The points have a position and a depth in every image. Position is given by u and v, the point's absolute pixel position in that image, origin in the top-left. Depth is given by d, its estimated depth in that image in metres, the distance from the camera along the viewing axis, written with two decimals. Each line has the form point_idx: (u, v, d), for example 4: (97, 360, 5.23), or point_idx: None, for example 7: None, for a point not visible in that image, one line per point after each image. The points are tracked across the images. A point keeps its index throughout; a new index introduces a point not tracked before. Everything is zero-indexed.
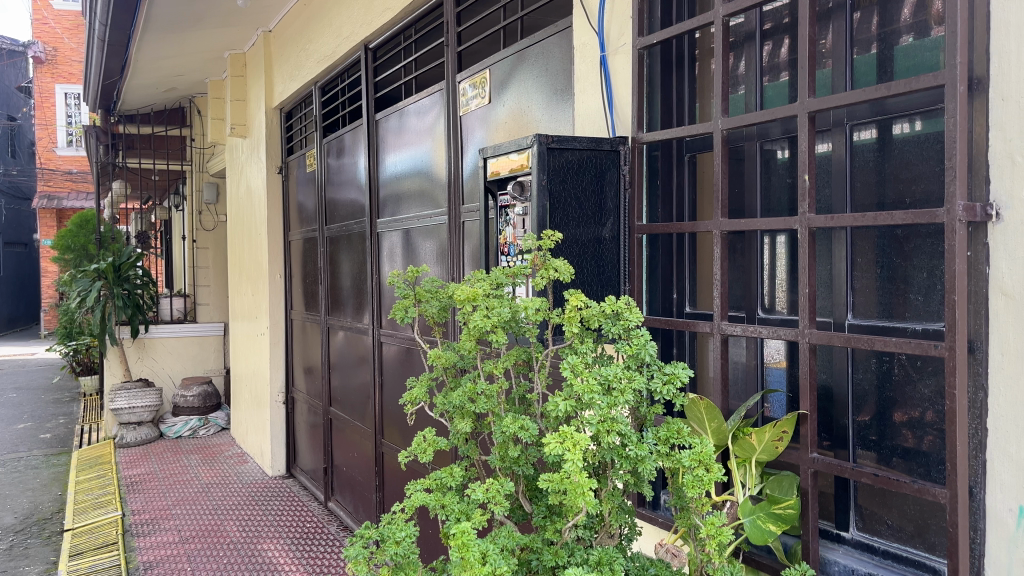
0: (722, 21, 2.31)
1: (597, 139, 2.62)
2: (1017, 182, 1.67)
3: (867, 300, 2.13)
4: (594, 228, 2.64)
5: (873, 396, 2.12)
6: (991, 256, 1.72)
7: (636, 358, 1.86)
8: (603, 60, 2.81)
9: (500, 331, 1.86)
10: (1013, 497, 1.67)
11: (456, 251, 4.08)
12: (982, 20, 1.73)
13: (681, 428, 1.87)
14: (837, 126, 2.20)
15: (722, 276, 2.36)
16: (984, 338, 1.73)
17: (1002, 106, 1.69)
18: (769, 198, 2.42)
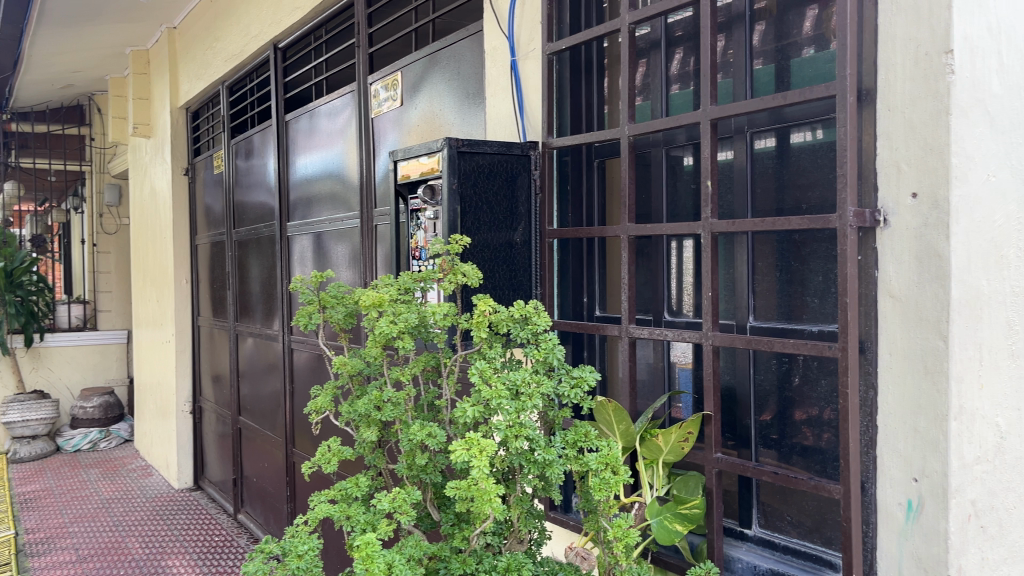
0: (628, 29, 2.34)
1: (507, 144, 2.62)
2: (902, 189, 1.74)
3: (768, 303, 2.19)
4: (505, 232, 2.64)
5: (774, 396, 2.18)
6: (879, 259, 1.79)
7: (545, 362, 1.86)
8: (514, 65, 2.82)
9: (407, 337, 1.83)
10: (901, 491, 1.75)
11: (369, 255, 4.02)
12: (871, 34, 1.80)
13: (589, 431, 1.89)
14: (738, 133, 2.26)
15: (630, 280, 2.39)
16: (874, 339, 1.80)
17: (889, 117, 1.77)
18: (675, 204, 2.47)
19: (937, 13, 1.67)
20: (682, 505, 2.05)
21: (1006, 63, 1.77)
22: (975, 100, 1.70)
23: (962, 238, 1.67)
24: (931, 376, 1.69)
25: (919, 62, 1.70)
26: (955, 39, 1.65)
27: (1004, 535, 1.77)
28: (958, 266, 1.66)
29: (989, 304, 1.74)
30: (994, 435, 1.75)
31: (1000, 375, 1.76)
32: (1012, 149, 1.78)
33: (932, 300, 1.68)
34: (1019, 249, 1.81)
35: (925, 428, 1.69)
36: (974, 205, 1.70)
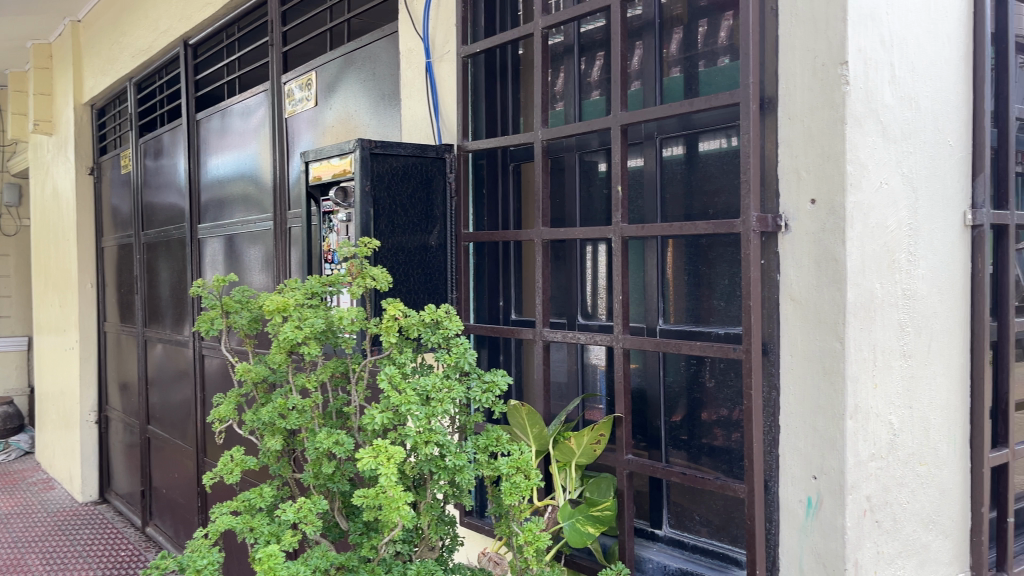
0: (541, 34, 2.34)
1: (422, 146, 2.59)
2: (802, 195, 1.80)
3: (677, 307, 2.23)
4: (420, 235, 2.60)
5: (684, 397, 2.22)
6: (781, 263, 1.84)
7: (456, 367, 1.84)
8: (429, 67, 2.80)
9: (314, 343, 1.79)
10: (801, 489, 1.80)
11: (284, 258, 3.93)
12: (772, 44, 1.85)
13: (500, 436, 1.88)
14: (649, 138, 2.29)
15: (544, 283, 2.39)
16: (777, 340, 1.86)
17: (789, 125, 1.82)
18: (588, 208, 2.49)
19: (833, 25, 1.73)
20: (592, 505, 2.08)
21: (899, 75, 1.84)
22: (869, 110, 1.76)
23: (857, 244, 1.74)
24: (829, 376, 1.75)
25: (817, 73, 1.76)
26: (850, 52, 1.71)
27: (898, 529, 1.84)
28: (853, 270, 1.73)
29: (883, 307, 1.81)
30: (887, 432, 1.82)
31: (893, 374, 1.83)
32: (905, 157, 1.86)
33: (830, 303, 1.74)
34: (911, 254, 1.88)
35: (824, 427, 1.75)
36: (868, 211, 1.76)
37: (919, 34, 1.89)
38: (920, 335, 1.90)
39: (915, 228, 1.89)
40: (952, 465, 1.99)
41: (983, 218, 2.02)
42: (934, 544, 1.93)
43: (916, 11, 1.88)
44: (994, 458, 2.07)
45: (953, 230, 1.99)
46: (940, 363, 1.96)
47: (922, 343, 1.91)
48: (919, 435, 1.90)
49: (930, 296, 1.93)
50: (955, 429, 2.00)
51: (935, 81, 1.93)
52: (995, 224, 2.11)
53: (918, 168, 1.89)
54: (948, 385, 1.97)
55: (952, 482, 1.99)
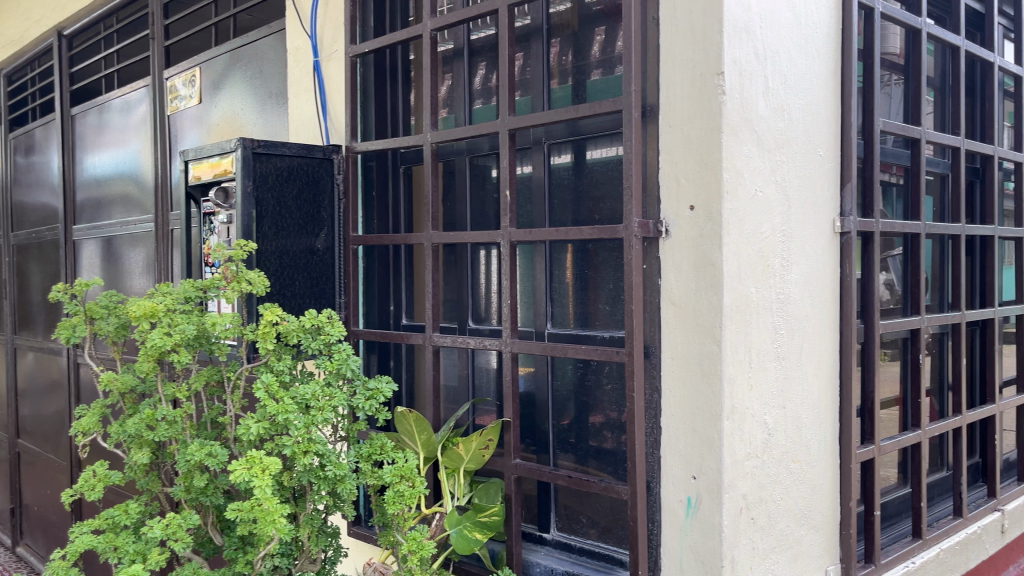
0: (430, 35, 2.32)
1: (308, 147, 2.51)
2: (681, 202, 1.84)
3: (565, 311, 2.25)
4: (306, 238, 2.51)
5: (571, 401, 2.24)
6: (662, 268, 1.89)
7: (338, 374, 1.79)
8: (316, 65, 2.73)
9: (184, 350, 1.71)
10: (681, 489, 1.84)
11: (166, 261, 3.76)
12: (653, 53, 1.89)
13: (384, 443, 1.85)
14: (537, 144, 2.28)
15: (434, 288, 2.35)
16: (658, 343, 1.90)
17: (670, 132, 1.86)
18: (478, 212, 2.48)
19: (710, 36, 1.78)
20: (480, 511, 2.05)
21: (772, 87, 1.91)
22: (744, 120, 1.82)
23: (732, 249, 1.80)
24: (707, 378, 1.80)
25: (696, 82, 1.81)
26: (725, 63, 1.77)
27: (773, 525, 1.91)
28: (729, 275, 1.78)
29: (757, 310, 1.87)
30: (761, 432, 1.88)
31: (767, 375, 1.90)
32: (778, 166, 1.93)
33: (708, 307, 1.79)
34: (784, 259, 1.96)
35: (703, 428, 1.80)
36: (743, 218, 1.82)
37: (791, 48, 1.96)
38: (793, 337, 1.98)
39: (788, 234, 1.97)
40: (823, 462, 2.08)
41: (850, 225, 2.13)
42: (806, 539, 2.01)
43: (788, 25, 1.95)
44: (861, 454, 2.17)
45: (823, 237, 2.08)
46: (812, 364, 2.04)
47: (795, 345, 1.99)
48: (792, 434, 1.97)
49: (802, 300, 2.01)
50: (826, 428, 2.08)
51: (807, 93, 2.01)
52: (862, 231, 2.23)
53: (790, 177, 1.97)
54: (818, 385, 2.06)
55: (823, 478, 2.07)
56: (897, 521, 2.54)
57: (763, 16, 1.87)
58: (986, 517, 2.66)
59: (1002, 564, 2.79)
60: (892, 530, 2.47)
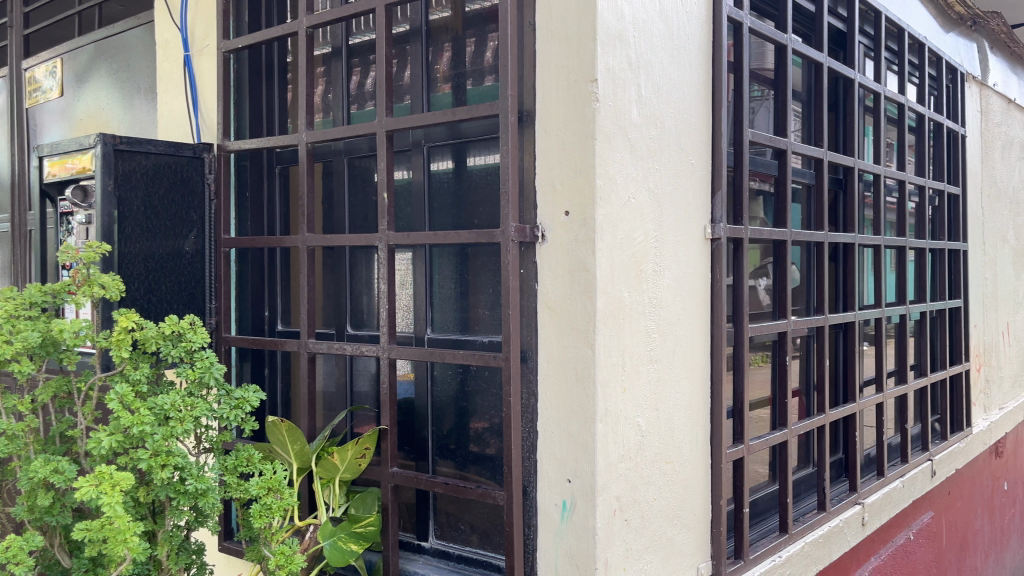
0: (306, 33, 2.25)
1: (175, 144, 2.39)
2: (557, 207, 1.86)
3: (443, 316, 2.22)
4: (174, 241, 2.39)
5: (450, 407, 2.22)
6: (538, 273, 1.89)
7: (200, 383, 1.71)
8: (187, 60, 2.62)
9: (27, 359, 1.59)
10: (556, 493, 1.85)
11: (23, 264, 3.51)
12: (530, 59, 1.90)
13: (251, 454, 1.78)
14: (416, 147, 2.26)
15: (309, 293, 2.28)
16: (534, 348, 1.90)
17: (545, 138, 1.87)
18: (356, 214, 2.43)
19: (584, 44, 1.80)
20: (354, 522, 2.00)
21: (645, 96, 1.95)
22: (617, 128, 1.85)
23: (605, 254, 1.82)
24: (581, 382, 1.81)
25: (570, 88, 1.82)
26: (598, 70, 1.79)
27: (646, 526, 1.94)
28: (602, 279, 1.81)
29: (630, 315, 1.91)
30: (634, 434, 1.92)
31: (640, 377, 1.94)
32: (650, 173, 1.97)
33: (583, 311, 1.81)
34: (657, 264, 2.00)
35: (578, 432, 1.82)
36: (616, 224, 1.85)
37: (663, 58, 2.01)
38: (665, 340, 2.03)
39: (661, 239, 2.01)
40: (695, 462, 2.13)
41: (721, 232, 2.21)
42: (679, 538, 2.06)
43: (660, 36, 1.99)
44: (731, 453, 2.25)
45: (695, 243, 2.15)
46: (684, 367, 2.10)
47: (667, 348, 2.04)
48: (665, 435, 2.01)
49: (674, 304, 2.06)
50: (697, 429, 2.14)
51: (678, 102, 2.07)
52: (732, 237, 2.31)
53: (662, 184, 2.01)
54: (689, 387, 2.12)
55: (695, 477, 2.13)
56: (766, 517, 2.65)
57: (636, 25, 1.91)
58: (847, 510, 2.80)
59: (862, 554, 2.95)
60: (761, 526, 2.56)
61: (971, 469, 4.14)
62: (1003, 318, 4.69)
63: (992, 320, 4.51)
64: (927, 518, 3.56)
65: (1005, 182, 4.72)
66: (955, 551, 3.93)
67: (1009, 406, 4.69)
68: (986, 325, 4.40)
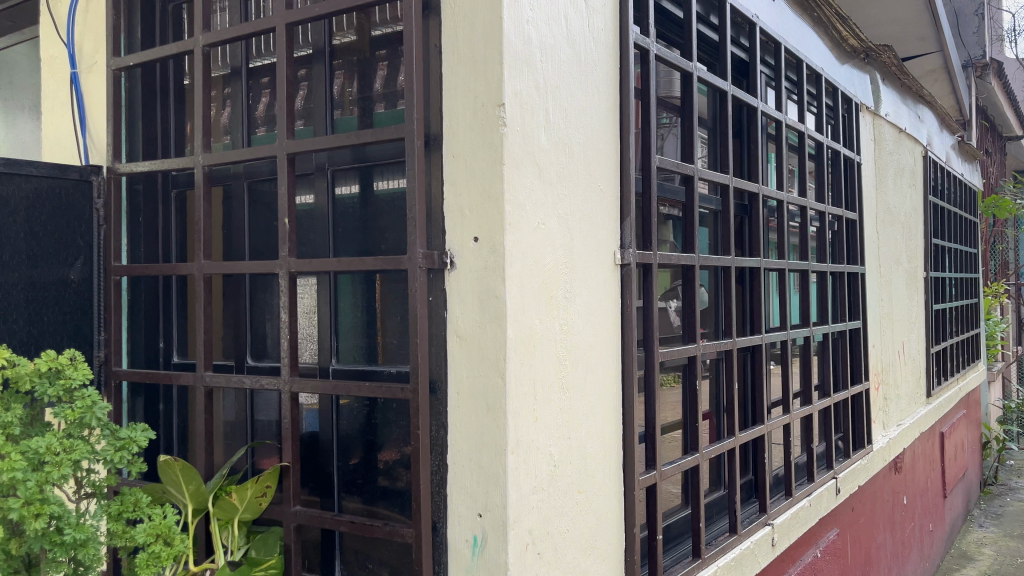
0: (202, 52, 2.16)
1: (61, 166, 2.23)
2: (465, 233, 1.81)
3: (349, 346, 2.13)
4: (56, 268, 2.23)
5: (358, 440, 2.12)
6: (447, 300, 1.84)
7: (80, 424, 1.59)
8: (74, 77, 2.47)
9: None
10: (467, 528, 1.79)
11: None
12: (436, 81, 1.87)
13: (138, 499, 1.69)
14: (319, 170, 2.18)
15: (205, 323, 2.15)
16: (443, 379, 1.85)
17: (453, 163, 1.83)
18: (258, 240, 2.30)
19: (492, 68, 1.76)
20: (145, 569, 1.61)
21: (553, 121, 1.93)
22: (526, 153, 1.82)
23: (516, 282, 1.79)
24: (492, 413, 1.76)
25: (478, 113, 1.78)
26: (507, 95, 1.76)
27: (559, 558, 1.90)
28: (513, 308, 1.77)
29: (542, 343, 1.88)
30: (547, 465, 1.88)
31: (553, 408, 1.90)
32: (560, 199, 1.95)
33: (492, 340, 1.77)
34: (567, 291, 1.97)
35: (487, 464, 1.77)
36: (526, 250, 1.82)
37: (571, 83, 2.00)
38: (576, 367, 2.00)
39: (571, 265, 1.99)
40: (608, 491, 2.11)
41: (630, 258, 2.22)
42: (593, 569, 2.03)
43: (567, 62, 1.98)
44: (643, 480, 2.24)
45: (606, 269, 2.14)
46: (595, 395, 2.08)
47: (579, 376, 2.01)
48: (577, 464, 1.99)
49: (585, 331, 2.04)
50: (609, 456, 2.13)
51: (587, 128, 2.06)
52: (642, 263, 2.32)
53: (572, 210, 1.99)
54: (601, 414, 2.10)
55: (607, 505, 2.11)
56: (679, 541, 2.65)
57: (544, 50, 1.89)
58: (757, 532, 2.84)
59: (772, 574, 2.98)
60: (675, 552, 2.56)
61: (872, 486, 4.29)
62: (899, 338, 4.89)
63: (889, 341, 4.70)
64: (833, 536, 3.66)
65: (897, 208, 4.95)
66: (860, 567, 4.04)
67: (906, 423, 4.88)
68: (883, 345, 4.58)
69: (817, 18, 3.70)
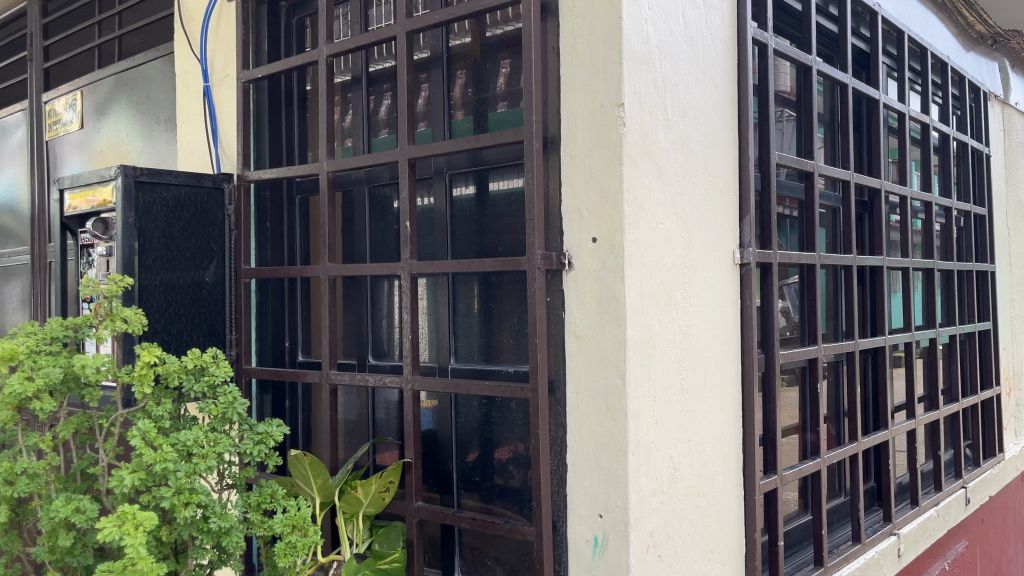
0: (325, 62, 2.24)
1: (196, 175, 2.34)
2: (583, 233, 1.81)
3: (467, 346, 2.17)
4: (193, 271, 2.33)
5: (475, 438, 2.15)
6: (566, 301, 1.85)
7: (222, 418, 1.69)
8: (207, 90, 2.62)
9: (66, 393, 1.70)
10: (588, 528, 1.80)
11: (42, 295, 3.65)
12: (554, 83, 1.88)
13: (275, 491, 1.77)
14: (438, 174, 2.22)
15: (331, 322, 2.23)
16: (562, 379, 1.86)
17: (571, 164, 1.84)
18: (379, 242, 2.37)
19: (611, 68, 1.76)
20: (283, 558, 1.69)
21: (672, 119, 1.91)
22: (645, 153, 1.81)
23: (635, 282, 1.78)
24: (612, 414, 1.76)
25: (597, 113, 1.79)
26: (626, 94, 1.75)
27: (679, 561, 1.88)
28: (632, 308, 1.76)
29: (662, 344, 1.86)
30: (667, 466, 1.86)
31: (672, 409, 1.89)
32: (678, 198, 1.93)
33: (612, 340, 1.76)
34: (686, 291, 1.95)
35: (608, 464, 1.77)
36: (646, 250, 1.81)
37: (689, 81, 1.97)
38: (695, 369, 1.97)
39: (690, 265, 1.97)
40: (727, 494, 2.08)
41: (749, 257, 2.17)
42: (713, 573, 2.00)
43: (685, 59, 1.96)
44: (765, 485, 2.18)
45: (724, 268, 2.10)
46: (715, 397, 2.04)
47: (698, 377, 1.99)
48: (697, 466, 1.96)
49: (704, 332, 2.01)
50: (729, 459, 2.09)
51: (705, 126, 2.03)
52: (761, 262, 2.26)
53: (690, 209, 1.97)
54: (721, 416, 2.06)
55: (727, 509, 2.07)
56: (799, 549, 2.57)
57: (662, 48, 1.88)
58: (882, 541, 2.73)
59: None
60: (795, 559, 2.49)
61: (1004, 496, 4.05)
62: None
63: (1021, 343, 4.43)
64: (961, 548, 3.47)
65: None
66: None
67: None
68: (1015, 347, 4.32)
69: (942, 4, 3.51)
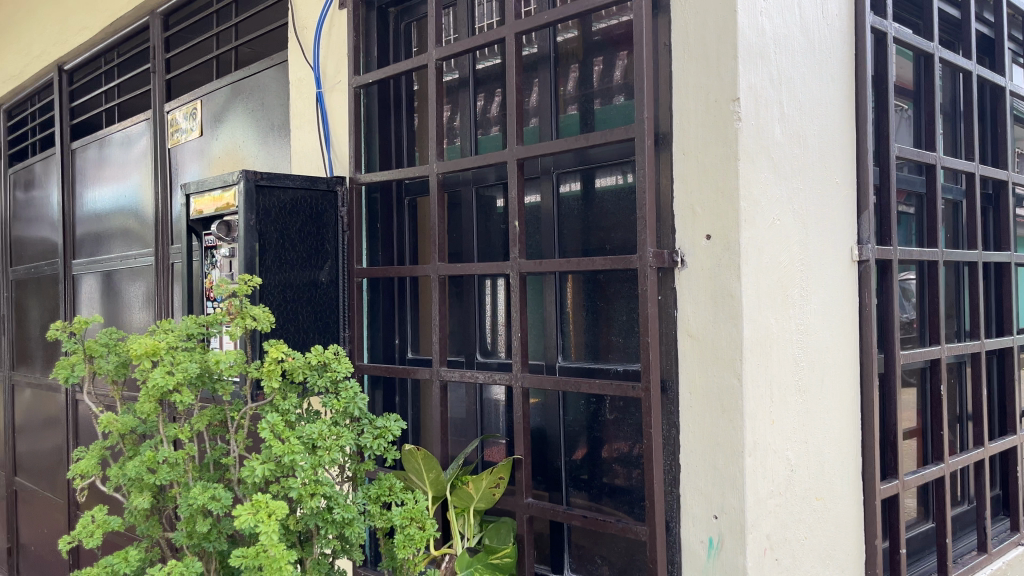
0: (434, 65, 2.29)
1: (312, 178, 2.42)
2: (697, 231, 1.79)
3: (575, 344, 2.17)
4: (310, 271, 2.41)
5: (584, 436, 2.15)
6: (678, 299, 1.83)
7: (344, 412, 1.76)
8: (320, 96, 2.71)
9: (202, 387, 1.80)
10: (702, 529, 1.78)
11: (165, 296, 3.87)
12: (665, 79, 1.86)
13: (393, 484, 1.83)
14: (545, 174, 2.24)
15: (441, 320, 2.27)
16: (675, 378, 1.84)
17: (684, 160, 1.82)
18: (486, 242, 2.40)
19: (725, 62, 1.73)
20: (402, 549, 1.74)
21: (787, 113, 1.87)
22: (760, 148, 1.78)
23: (751, 280, 1.74)
24: (727, 414, 1.73)
25: (711, 108, 1.76)
26: (741, 89, 1.72)
27: (796, 565, 1.83)
28: (748, 306, 1.73)
29: (778, 343, 1.82)
30: (784, 468, 1.82)
31: (789, 409, 1.84)
32: (794, 194, 1.88)
33: (727, 339, 1.73)
34: (803, 289, 1.90)
35: (723, 465, 1.74)
36: (761, 248, 1.78)
37: (805, 73, 1.92)
38: (812, 369, 1.92)
39: (806, 263, 1.92)
40: (845, 498, 2.01)
41: (868, 253, 2.10)
42: None
43: (801, 51, 1.91)
44: (885, 490, 2.10)
45: (842, 265, 2.04)
46: (832, 398, 1.99)
47: (815, 377, 1.93)
48: (814, 468, 1.91)
49: (821, 331, 1.96)
50: (847, 461, 2.03)
51: (821, 119, 1.97)
52: (880, 259, 2.18)
53: (806, 205, 1.92)
54: (838, 417, 2.00)
55: (845, 514, 2.01)
56: (920, 557, 2.48)
57: (777, 40, 1.84)
58: (1010, 552, 2.59)
59: None
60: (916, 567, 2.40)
61: None
62: None
63: None
64: None
65: None
66: None
67: None
68: None
69: None
